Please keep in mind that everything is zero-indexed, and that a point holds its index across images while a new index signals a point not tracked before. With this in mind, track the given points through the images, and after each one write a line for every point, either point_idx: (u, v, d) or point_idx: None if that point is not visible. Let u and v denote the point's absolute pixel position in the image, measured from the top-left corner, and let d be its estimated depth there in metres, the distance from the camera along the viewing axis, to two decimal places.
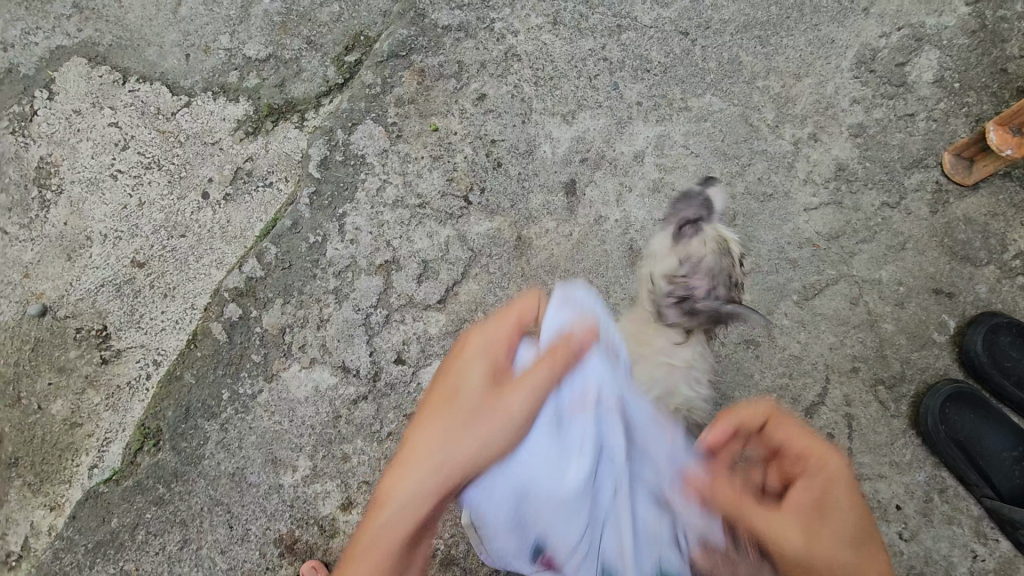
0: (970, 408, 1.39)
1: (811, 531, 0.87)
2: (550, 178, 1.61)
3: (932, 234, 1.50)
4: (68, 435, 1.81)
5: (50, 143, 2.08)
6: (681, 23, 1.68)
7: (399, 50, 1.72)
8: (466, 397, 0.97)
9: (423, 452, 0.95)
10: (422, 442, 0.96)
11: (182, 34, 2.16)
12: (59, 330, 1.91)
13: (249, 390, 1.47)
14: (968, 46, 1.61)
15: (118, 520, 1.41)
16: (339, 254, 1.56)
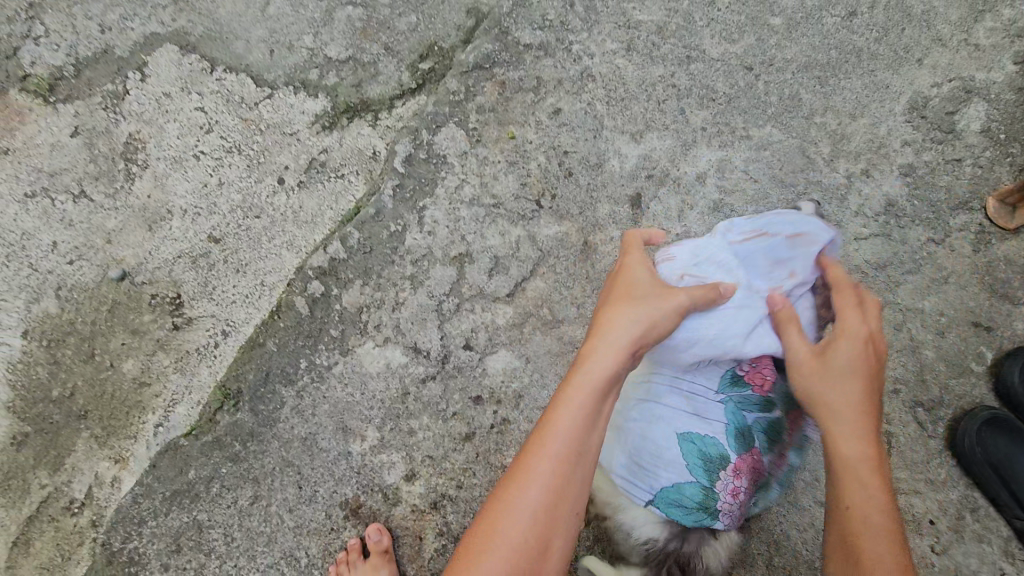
0: (1007, 433, 1.45)
1: (819, 367, 1.22)
2: (617, 190, 1.73)
3: (973, 271, 1.61)
4: (137, 393, 1.92)
5: (139, 121, 2.19)
6: (746, 59, 1.81)
7: (483, 62, 1.84)
8: (604, 360, 1.13)
9: (560, 424, 1.06)
10: (566, 406, 1.08)
11: (269, 31, 2.24)
12: (135, 296, 2.02)
13: (326, 361, 1.60)
14: (1014, 102, 1.74)
15: (196, 472, 1.55)
16: (418, 243, 1.69)
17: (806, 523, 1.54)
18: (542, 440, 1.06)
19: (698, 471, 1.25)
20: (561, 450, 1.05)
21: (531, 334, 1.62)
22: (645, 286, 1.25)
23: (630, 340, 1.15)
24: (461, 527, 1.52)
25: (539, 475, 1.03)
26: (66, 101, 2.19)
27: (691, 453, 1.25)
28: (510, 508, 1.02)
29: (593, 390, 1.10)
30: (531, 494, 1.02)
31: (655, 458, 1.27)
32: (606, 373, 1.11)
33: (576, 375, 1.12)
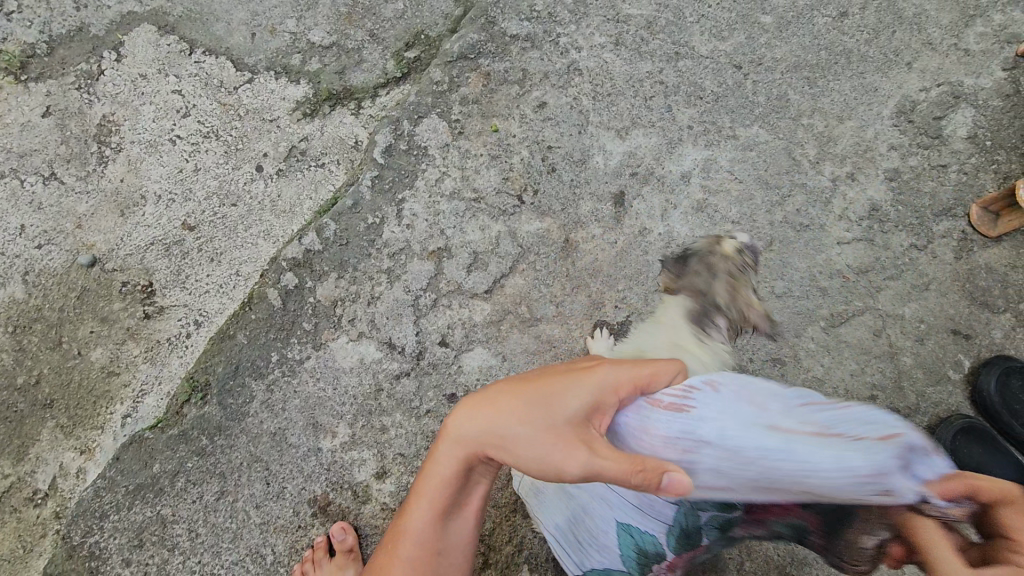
0: (980, 443, 1.48)
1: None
2: (600, 188, 1.70)
3: (954, 278, 1.60)
4: (105, 383, 1.87)
5: (114, 103, 2.12)
6: (735, 57, 1.79)
7: (468, 52, 1.81)
8: (450, 455, 0.98)
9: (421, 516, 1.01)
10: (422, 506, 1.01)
11: (251, 14, 2.20)
12: (105, 282, 1.96)
13: (298, 355, 1.57)
14: (1001, 108, 1.72)
15: (161, 466, 1.51)
16: (396, 236, 1.65)
17: None
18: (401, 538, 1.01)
19: (630, 561, 1.13)
20: (414, 550, 1.00)
21: (509, 332, 1.59)
22: (533, 431, 0.92)
23: (493, 441, 0.95)
24: None
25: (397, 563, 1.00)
26: (38, 79, 2.12)
27: (625, 544, 1.12)
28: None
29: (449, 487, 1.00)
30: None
31: (593, 538, 1.17)
32: (456, 468, 0.98)
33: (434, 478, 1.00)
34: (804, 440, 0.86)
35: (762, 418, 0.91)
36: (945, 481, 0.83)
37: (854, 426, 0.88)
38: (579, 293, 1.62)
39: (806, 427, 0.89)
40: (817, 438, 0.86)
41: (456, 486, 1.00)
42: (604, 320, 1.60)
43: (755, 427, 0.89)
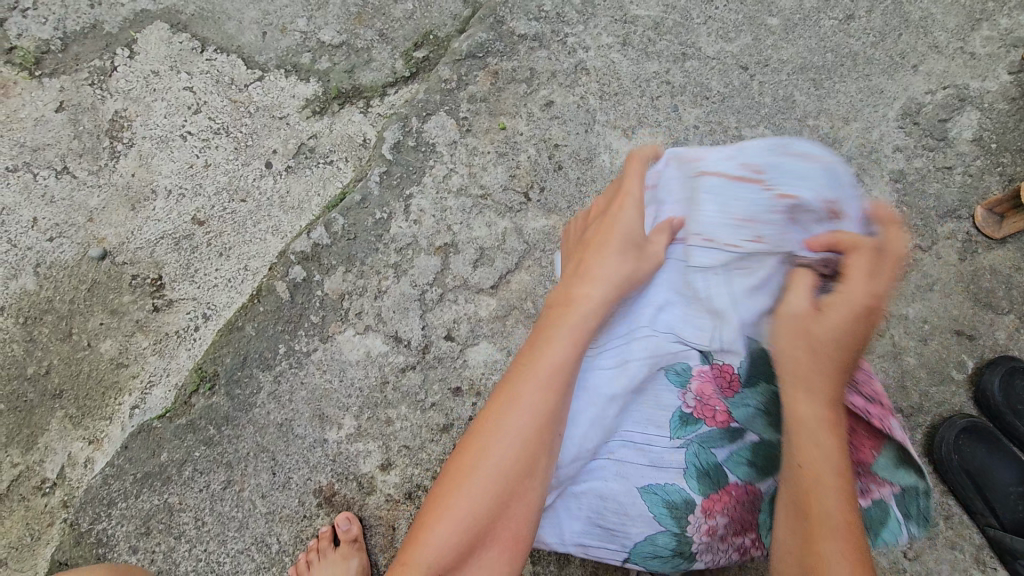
0: (983, 443, 1.48)
1: (816, 348, 0.99)
2: (606, 186, 1.71)
3: (959, 279, 1.60)
4: (113, 374, 1.89)
5: (126, 99, 2.15)
6: (741, 58, 1.80)
7: (476, 52, 1.83)
8: (593, 299, 1.11)
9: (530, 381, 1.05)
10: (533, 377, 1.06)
11: (263, 13, 2.23)
12: (115, 275, 1.99)
13: (305, 347, 1.58)
14: (1007, 111, 1.73)
15: (168, 455, 1.53)
16: (403, 231, 1.67)
17: None
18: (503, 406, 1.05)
19: None
20: (553, 373, 1.05)
21: (514, 327, 1.60)
22: (637, 235, 1.16)
23: (626, 270, 1.13)
24: None
25: (532, 391, 1.05)
26: (52, 75, 2.15)
27: None
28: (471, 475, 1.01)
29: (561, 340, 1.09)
30: (512, 421, 1.03)
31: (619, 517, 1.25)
32: (603, 299, 1.11)
33: (539, 334, 1.11)
34: (746, 184, 1.07)
35: (717, 165, 1.12)
36: (824, 237, 1.02)
37: (803, 176, 1.04)
38: None
39: (756, 171, 1.07)
40: (763, 185, 1.06)
41: (602, 310, 1.11)
42: None
43: (708, 175, 1.12)
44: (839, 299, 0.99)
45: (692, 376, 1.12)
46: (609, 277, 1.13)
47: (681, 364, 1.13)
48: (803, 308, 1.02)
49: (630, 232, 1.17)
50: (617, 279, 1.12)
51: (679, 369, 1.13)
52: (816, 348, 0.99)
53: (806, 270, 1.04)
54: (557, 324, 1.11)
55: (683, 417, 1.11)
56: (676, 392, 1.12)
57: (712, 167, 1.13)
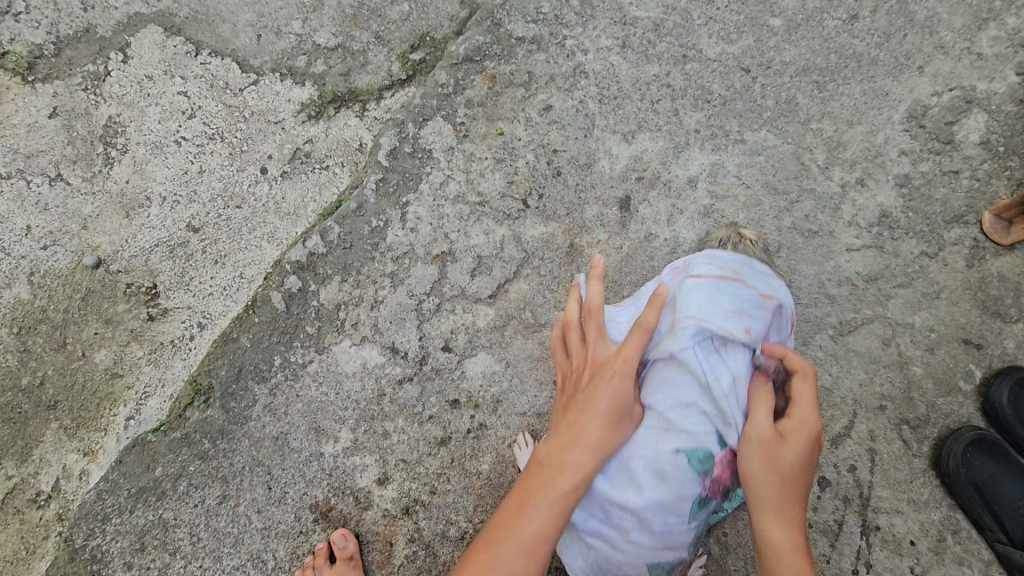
0: (991, 455, 1.44)
1: (780, 476, 1.08)
2: (606, 192, 1.68)
3: (966, 287, 1.57)
4: (108, 385, 1.87)
5: (120, 104, 2.12)
6: (743, 60, 1.76)
7: (473, 55, 1.80)
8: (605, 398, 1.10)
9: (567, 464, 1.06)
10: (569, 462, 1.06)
11: (257, 15, 2.19)
12: (109, 284, 1.96)
13: (300, 359, 1.56)
14: (1015, 114, 1.70)
15: (163, 469, 1.51)
16: (399, 240, 1.64)
17: None
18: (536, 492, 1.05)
19: None
20: (567, 487, 1.05)
21: (513, 338, 1.57)
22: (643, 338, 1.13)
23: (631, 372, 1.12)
24: (432, 534, 1.46)
25: (543, 501, 1.04)
26: (45, 80, 2.13)
27: None
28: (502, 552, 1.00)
29: (599, 421, 1.09)
30: (528, 531, 1.01)
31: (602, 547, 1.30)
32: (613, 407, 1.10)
33: (578, 411, 1.10)
34: (729, 285, 1.27)
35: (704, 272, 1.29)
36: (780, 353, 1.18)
37: (767, 284, 1.30)
38: None
39: (738, 277, 1.28)
40: (740, 290, 1.26)
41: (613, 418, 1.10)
42: None
43: (696, 278, 1.29)
44: (796, 430, 1.10)
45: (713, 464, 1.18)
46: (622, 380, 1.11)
47: (704, 451, 1.17)
48: (767, 430, 1.12)
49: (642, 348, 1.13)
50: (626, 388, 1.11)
51: (702, 457, 1.17)
52: (785, 476, 1.08)
53: (765, 392, 1.17)
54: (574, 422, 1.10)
55: (700, 502, 1.19)
56: (698, 481, 1.17)
57: (706, 271, 1.30)
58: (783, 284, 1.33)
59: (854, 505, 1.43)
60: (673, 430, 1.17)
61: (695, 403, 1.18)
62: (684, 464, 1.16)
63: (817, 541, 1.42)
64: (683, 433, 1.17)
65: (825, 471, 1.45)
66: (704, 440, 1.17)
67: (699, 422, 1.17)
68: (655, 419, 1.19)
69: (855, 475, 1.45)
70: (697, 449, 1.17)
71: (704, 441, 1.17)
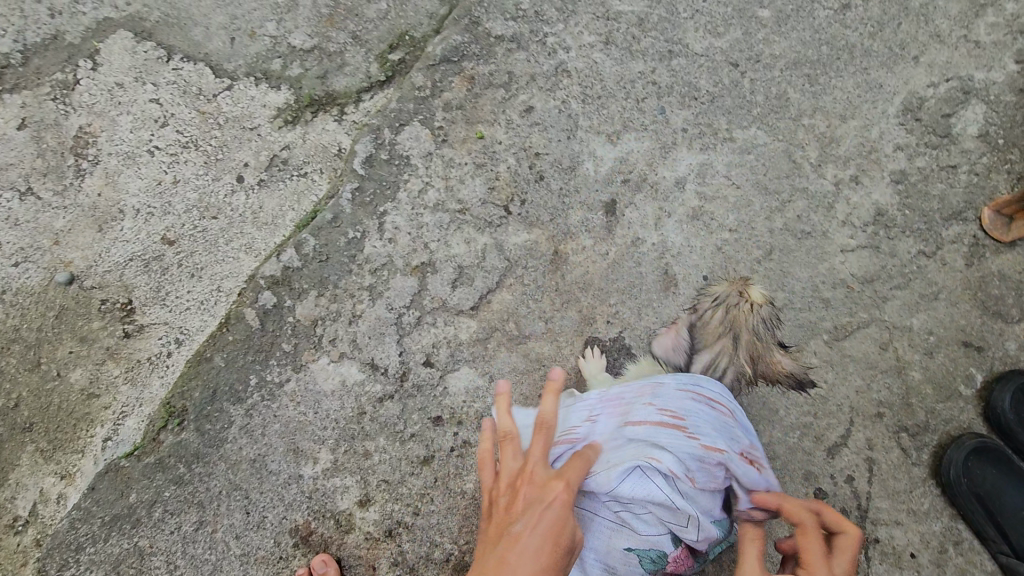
0: (995, 463, 1.38)
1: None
2: (591, 196, 1.62)
3: (965, 286, 1.51)
4: (84, 406, 1.82)
5: (90, 113, 2.05)
6: (731, 55, 1.70)
7: (451, 55, 1.73)
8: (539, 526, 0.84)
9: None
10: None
11: (230, 17, 2.11)
12: (83, 301, 1.91)
13: (277, 378, 1.51)
14: (1014, 104, 1.63)
15: (137, 495, 1.46)
16: (377, 251, 1.58)
17: None
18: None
19: None
20: None
21: (497, 351, 1.52)
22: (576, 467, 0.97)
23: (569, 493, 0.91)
24: (416, 556, 1.42)
25: None
26: (13, 91, 2.06)
27: None
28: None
29: (531, 560, 0.81)
30: None
31: None
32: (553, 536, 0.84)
33: (502, 546, 0.83)
34: (672, 429, 1.17)
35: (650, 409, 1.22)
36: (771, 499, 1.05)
37: (717, 430, 1.20)
38: (570, 308, 1.55)
39: (681, 415, 1.20)
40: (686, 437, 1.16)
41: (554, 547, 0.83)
42: (596, 337, 1.53)
43: (642, 416, 1.21)
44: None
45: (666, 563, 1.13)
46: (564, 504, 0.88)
47: (657, 552, 1.12)
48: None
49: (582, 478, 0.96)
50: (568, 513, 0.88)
51: (655, 556, 1.12)
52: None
53: (754, 538, 1.02)
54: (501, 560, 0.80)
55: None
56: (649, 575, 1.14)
57: (648, 413, 1.21)
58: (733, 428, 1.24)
59: (852, 517, 1.39)
60: (627, 531, 1.11)
61: (648, 513, 1.10)
62: (634, 563, 1.12)
63: None
64: (637, 534, 1.11)
65: (822, 483, 1.40)
66: (658, 543, 1.11)
67: (652, 529, 1.10)
68: (608, 517, 1.12)
69: (853, 486, 1.40)
70: (649, 551, 1.11)
71: (657, 543, 1.11)
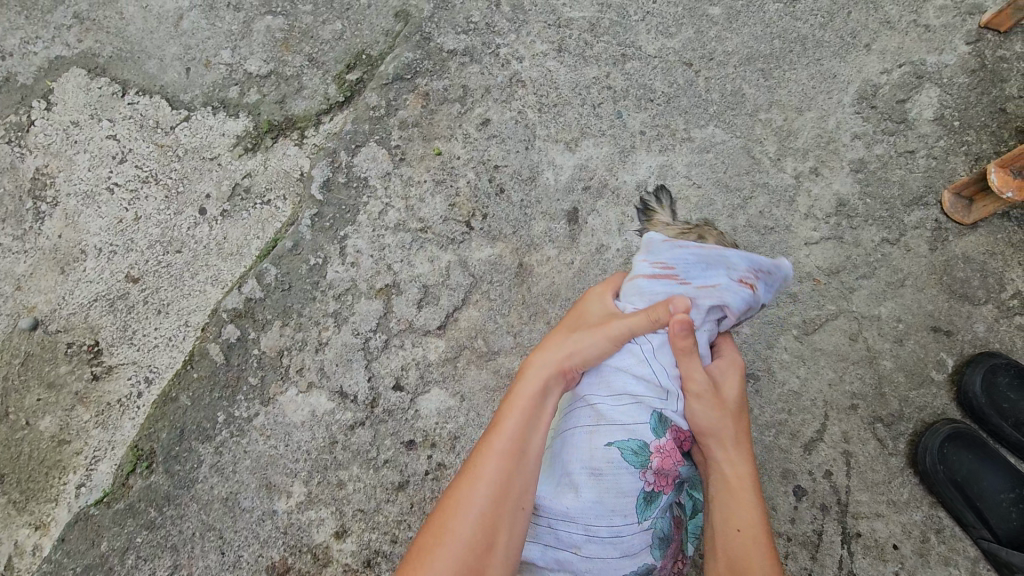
0: (969, 448, 1.39)
1: (725, 414, 1.15)
2: (552, 206, 1.60)
3: (931, 271, 1.51)
4: (56, 452, 1.78)
5: (47, 154, 2.02)
6: (684, 54, 1.69)
7: (403, 73, 1.71)
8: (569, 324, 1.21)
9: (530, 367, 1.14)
10: (536, 364, 1.15)
11: (184, 47, 2.08)
12: (50, 346, 1.87)
13: (245, 413, 1.48)
14: (968, 85, 1.62)
15: (108, 544, 1.42)
16: (340, 277, 1.56)
17: None
18: (512, 397, 1.11)
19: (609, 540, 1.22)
20: (528, 389, 1.11)
21: (466, 369, 1.50)
22: (598, 293, 1.27)
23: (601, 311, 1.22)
24: None
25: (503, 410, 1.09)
26: None
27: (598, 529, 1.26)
28: (483, 460, 1.04)
29: (563, 332, 1.20)
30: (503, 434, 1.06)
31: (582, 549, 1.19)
32: (577, 323, 1.21)
33: (548, 332, 1.23)
34: (666, 282, 1.21)
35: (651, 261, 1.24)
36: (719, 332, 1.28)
37: (704, 271, 1.22)
38: (538, 320, 1.53)
39: (673, 268, 1.22)
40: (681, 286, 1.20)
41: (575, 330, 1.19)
42: None
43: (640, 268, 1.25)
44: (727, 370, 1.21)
45: (650, 454, 1.11)
46: (588, 309, 1.24)
47: (637, 442, 1.10)
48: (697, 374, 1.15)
49: (604, 298, 1.25)
50: (593, 312, 1.22)
51: (636, 448, 1.10)
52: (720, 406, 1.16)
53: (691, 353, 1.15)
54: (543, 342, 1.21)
55: (647, 497, 1.10)
56: (637, 474, 1.09)
57: (641, 269, 1.25)
58: (728, 254, 1.24)
59: (832, 512, 1.40)
60: (601, 423, 1.11)
61: (623, 399, 1.13)
62: (619, 457, 1.09)
63: (797, 555, 1.38)
64: (612, 425, 1.11)
65: (800, 480, 1.41)
66: (635, 430, 1.11)
67: (627, 414, 1.11)
68: (586, 416, 1.13)
69: (831, 481, 1.41)
70: (629, 440, 1.10)
71: (636, 431, 1.11)
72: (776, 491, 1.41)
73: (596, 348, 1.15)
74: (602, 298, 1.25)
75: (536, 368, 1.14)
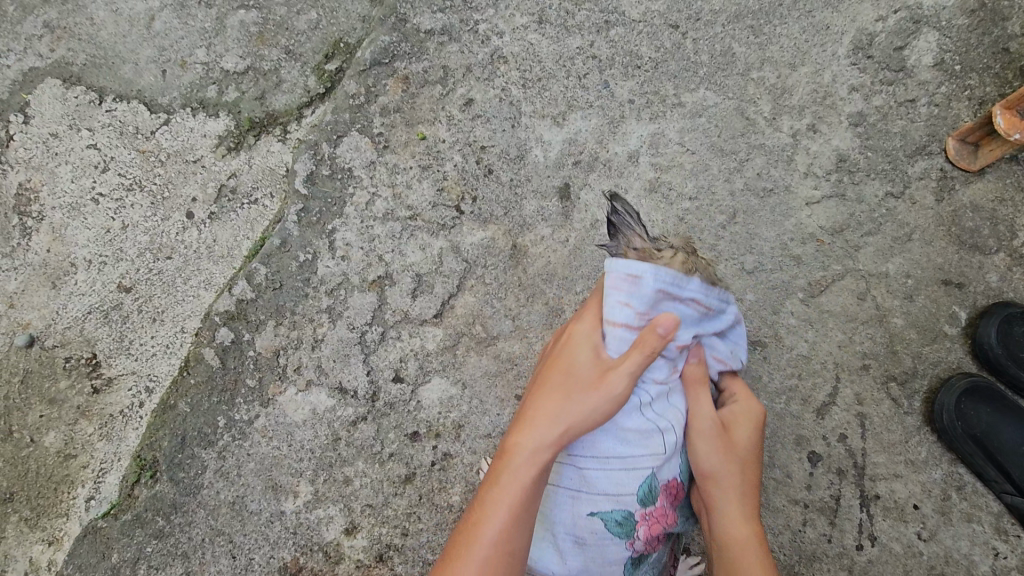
0: (987, 401, 1.35)
1: (729, 459, 1.12)
2: (543, 184, 1.56)
3: (939, 223, 1.46)
4: (62, 468, 1.73)
5: (29, 168, 1.89)
6: (670, 16, 1.61)
7: (381, 57, 1.64)
8: (574, 388, 1.07)
9: (522, 448, 1.04)
10: (527, 448, 1.04)
11: (158, 49, 1.96)
12: (48, 361, 1.80)
13: (245, 416, 1.46)
14: (968, 27, 1.54)
15: (120, 555, 1.42)
16: (331, 271, 1.52)
17: (781, 525, 1.37)
18: (496, 485, 1.02)
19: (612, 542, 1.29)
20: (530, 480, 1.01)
21: (466, 357, 1.48)
22: (587, 334, 1.14)
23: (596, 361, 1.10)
24: None
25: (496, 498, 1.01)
26: None
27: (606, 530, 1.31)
28: (467, 564, 0.97)
29: (555, 398, 1.08)
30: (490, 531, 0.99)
31: None
32: (577, 389, 1.07)
33: (539, 395, 1.11)
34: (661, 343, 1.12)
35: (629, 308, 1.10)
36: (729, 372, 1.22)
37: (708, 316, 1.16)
38: (535, 301, 1.50)
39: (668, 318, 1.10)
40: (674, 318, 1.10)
41: (580, 397, 1.06)
42: None
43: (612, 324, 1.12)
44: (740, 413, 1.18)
45: (636, 524, 1.06)
46: (577, 352, 1.13)
47: (621, 512, 1.05)
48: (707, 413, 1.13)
49: (591, 338, 1.13)
50: (592, 361, 1.10)
51: (620, 518, 1.05)
52: (728, 452, 1.12)
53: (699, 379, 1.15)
54: (536, 405, 1.10)
55: (635, 560, 1.09)
56: (623, 543, 1.06)
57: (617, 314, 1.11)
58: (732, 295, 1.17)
59: (849, 475, 1.37)
60: (586, 494, 1.06)
61: (610, 465, 1.06)
62: (601, 528, 1.06)
63: (816, 522, 1.37)
64: (596, 496, 1.06)
65: (814, 446, 1.38)
66: (619, 500, 1.05)
67: (608, 485, 1.05)
68: (570, 482, 1.09)
69: (846, 445, 1.38)
70: (613, 511, 1.05)
71: (621, 501, 1.05)
72: (791, 459, 1.38)
73: (595, 413, 1.04)
74: (587, 337, 1.14)
75: (531, 452, 1.03)
